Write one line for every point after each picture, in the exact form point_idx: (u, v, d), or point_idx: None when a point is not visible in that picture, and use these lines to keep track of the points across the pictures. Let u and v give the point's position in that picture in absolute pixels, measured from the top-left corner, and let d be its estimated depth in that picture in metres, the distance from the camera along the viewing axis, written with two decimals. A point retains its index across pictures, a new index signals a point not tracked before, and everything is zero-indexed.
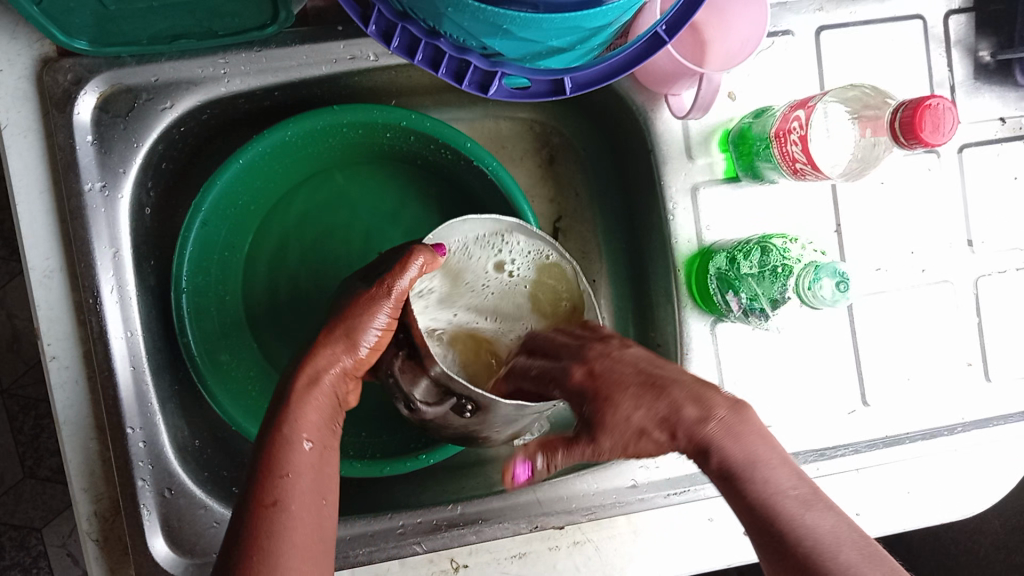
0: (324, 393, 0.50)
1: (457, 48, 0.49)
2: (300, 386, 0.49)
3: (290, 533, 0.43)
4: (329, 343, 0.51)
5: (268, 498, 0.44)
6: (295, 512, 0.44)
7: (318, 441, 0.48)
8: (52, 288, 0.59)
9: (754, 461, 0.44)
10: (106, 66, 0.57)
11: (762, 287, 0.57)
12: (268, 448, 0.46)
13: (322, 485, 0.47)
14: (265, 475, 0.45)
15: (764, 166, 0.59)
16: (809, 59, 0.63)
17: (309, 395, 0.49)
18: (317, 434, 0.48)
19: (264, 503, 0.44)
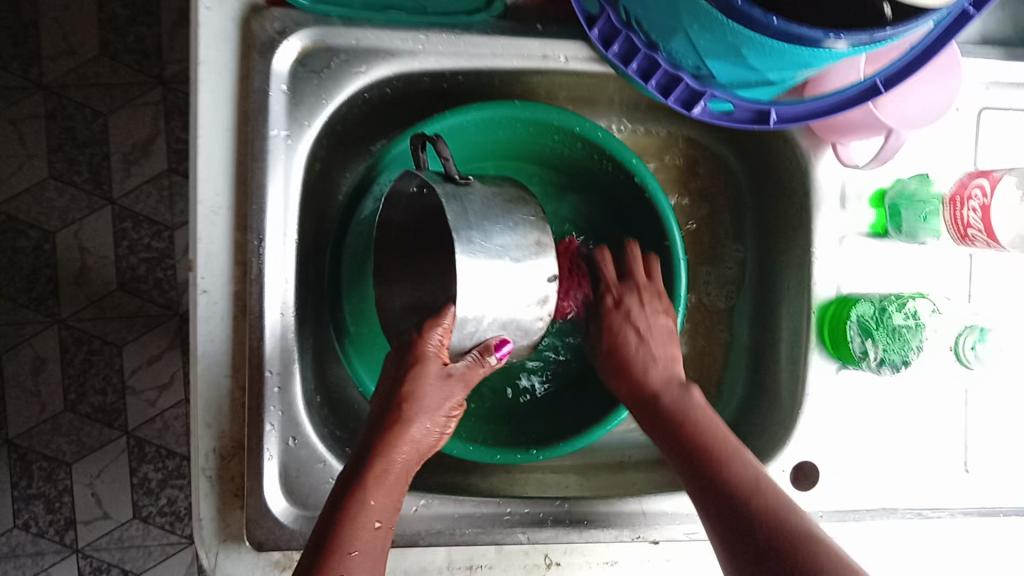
0: (399, 477, 0.52)
1: (673, 65, 0.52)
2: (371, 470, 0.51)
3: (360, 543, 0.48)
4: (406, 421, 0.53)
5: (352, 527, 0.48)
6: (369, 548, 0.49)
7: (385, 518, 0.50)
8: (217, 224, 0.60)
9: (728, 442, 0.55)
10: (313, 23, 0.59)
11: (914, 339, 0.62)
12: (339, 517, 0.49)
13: (380, 560, 0.50)
14: (333, 549, 0.47)
15: (922, 227, 0.63)
16: (967, 134, 0.65)
17: (383, 480, 0.51)
18: (387, 511, 0.51)
19: (351, 513, 0.49)
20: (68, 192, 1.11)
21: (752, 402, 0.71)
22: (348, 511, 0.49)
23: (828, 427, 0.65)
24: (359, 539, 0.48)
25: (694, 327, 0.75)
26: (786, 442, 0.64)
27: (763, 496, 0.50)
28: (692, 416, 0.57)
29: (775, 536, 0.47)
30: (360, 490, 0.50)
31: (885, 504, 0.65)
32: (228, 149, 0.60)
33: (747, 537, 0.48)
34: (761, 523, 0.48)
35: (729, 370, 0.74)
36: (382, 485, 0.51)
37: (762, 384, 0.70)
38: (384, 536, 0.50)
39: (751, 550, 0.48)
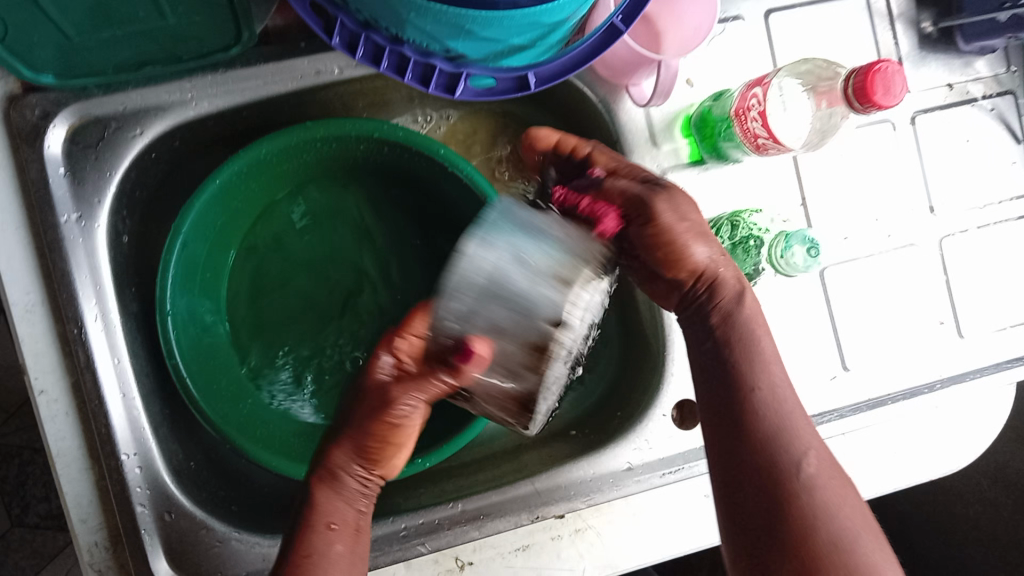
0: (353, 479, 0.54)
1: (421, 54, 0.50)
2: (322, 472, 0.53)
3: (337, 536, 0.51)
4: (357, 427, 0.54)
5: (313, 530, 0.50)
6: (336, 553, 0.50)
7: (344, 523, 0.51)
8: (35, 323, 0.58)
9: (776, 395, 0.51)
10: (73, 99, 0.58)
11: (736, 262, 0.64)
12: (295, 533, 0.50)
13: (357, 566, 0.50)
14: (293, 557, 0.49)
15: (727, 145, 0.62)
16: (761, 43, 0.64)
17: (331, 484, 0.53)
18: (345, 516, 0.52)
19: (306, 519, 0.51)
20: None
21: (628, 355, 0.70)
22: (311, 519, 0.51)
23: None
24: (317, 542, 0.50)
25: None
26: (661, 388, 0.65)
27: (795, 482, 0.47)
28: (744, 385, 0.51)
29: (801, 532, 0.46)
30: (321, 496, 0.52)
31: None
32: (25, 244, 0.58)
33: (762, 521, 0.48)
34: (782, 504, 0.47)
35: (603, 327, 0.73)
36: (349, 498, 0.53)
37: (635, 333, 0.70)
38: (342, 539, 0.51)
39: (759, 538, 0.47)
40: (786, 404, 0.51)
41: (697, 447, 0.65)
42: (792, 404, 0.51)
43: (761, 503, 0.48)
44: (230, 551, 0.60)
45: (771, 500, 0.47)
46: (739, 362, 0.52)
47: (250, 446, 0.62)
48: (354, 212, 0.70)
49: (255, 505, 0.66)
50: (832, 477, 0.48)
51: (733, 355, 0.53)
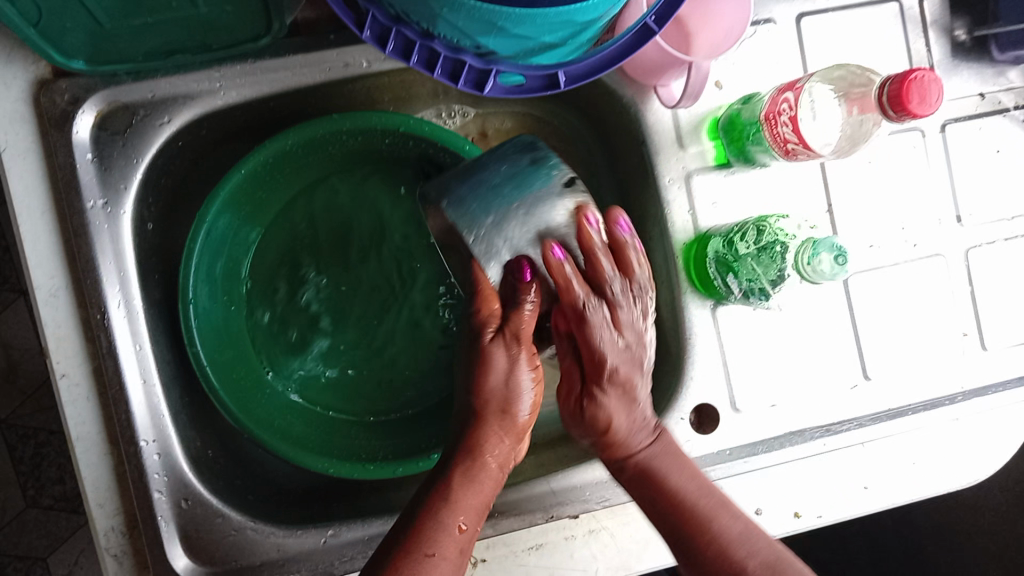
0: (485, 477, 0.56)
1: (452, 49, 0.50)
2: (460, 468, 0.56)
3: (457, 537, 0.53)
4: (483, 428, 0.57)
5: (438, 526, 0.52)
6: (449, 551, 0.52)
7: (469, 523, 0.54)
8: (59, 307, 0.59)
9: (684, 483, 0.57)
10: (102, 85, 0.58)
11: (760, 268, 0.59)
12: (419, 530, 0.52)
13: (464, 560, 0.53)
14: (413, 554, 0.50)
15: (755, 150, 0.61)
16: (792, 46, 0.64)
17: (465, 481, 0.55)
18: (470, 518, 0.54)
19: (427, 524, 0.52)
20: None
21: None
22: (438, 513, 0.53)
23: (719, 368, 0.64)
24: (442, 543, 0.52)
25: None
26: (681, 391, 0.63)
27: (717, 541, 0.54)
28: (665, 481, 0.57)
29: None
30: (456, 488, 0.54)
31: (791, 429, 0.65)
32: (51, 229, 0.58)
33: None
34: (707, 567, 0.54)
35: None
36: (475, 481, 0.55)
37: None
38: (462, 530, 0.53)
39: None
40: (698, 479, 0.57)
41: (716, 452, 0.64)
42: (684, 487, 0.56)
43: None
44: (245, 540, 0.61)
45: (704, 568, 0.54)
46: (654, 473, 0.57)
47: (267, 436, 0.62)
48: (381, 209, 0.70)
49: (270, 495, 0.66)
50: (753, 536, 0.54)
51: (648, 467, 0.57)
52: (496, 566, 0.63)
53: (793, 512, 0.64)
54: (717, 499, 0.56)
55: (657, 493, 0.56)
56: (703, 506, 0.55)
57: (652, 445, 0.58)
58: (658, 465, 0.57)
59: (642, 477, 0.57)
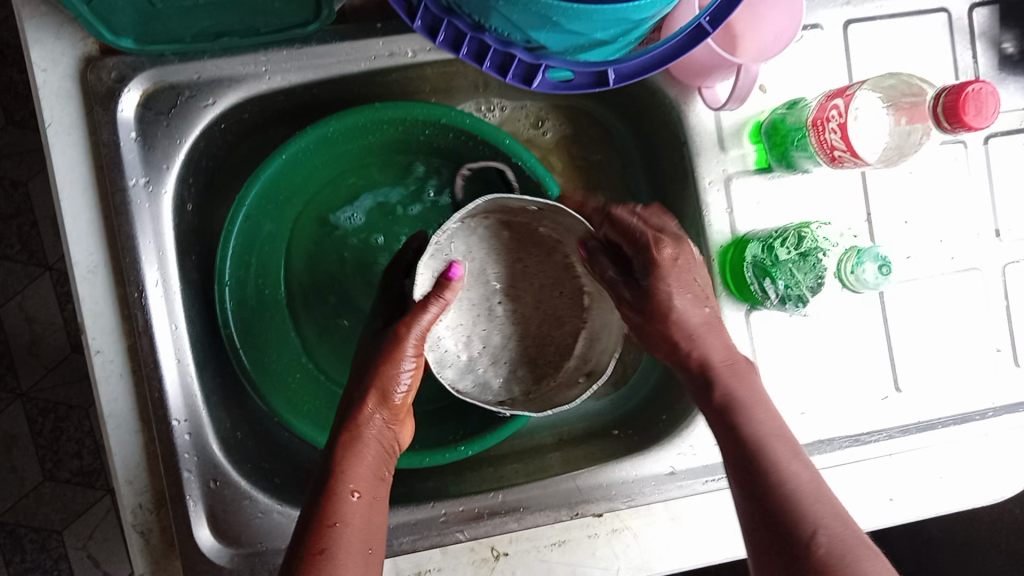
0: (371, 444, 0.55)
1: (503, 43, 0.50)
2: (343, 437, 0.54)
3: (344, 518, 0.50)
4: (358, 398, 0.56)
5: (336, 503, 0.50)
6: (352, 520, 0.50)
7: (365, 494, 0.52)
8: (96, 284, 0.59)
9: (788, 462, 0.49)
10: (149, 64, 0.58)
11: (799, 273, 0.59)
12: (315, 511, 0.50)
13: (370, 533, 0.50)
14: (316, 527, 0.49)
15: (799, 155, 0.60)
16: (838, 53, 0.63)
17: (355, 447, 0.54)
18: (367, 487, 0.52)
19: (328, 517, 0.49)
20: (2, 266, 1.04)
21: None
22: (330, 489, 0.51)
23: None
24: (343, 513, 0.50)
25: None
26: None
27: (800, 492, 0.47)
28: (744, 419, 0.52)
29: (791, 527, 0.46)
30: (344, 462, 0.53)
31: (819, 437, 0.65)
32: (92, 206, 0.59)
33: (774, 525, 0.47)
34: (780, 513, 0.47)
35: None
36: (371, 459, 0.54)
37: None
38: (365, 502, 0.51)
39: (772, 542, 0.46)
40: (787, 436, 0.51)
41: None
42: (781, 460, 0.49)
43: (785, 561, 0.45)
44: (271, 522, 0.61)
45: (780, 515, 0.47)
46: (739, 416, 0.52)
47: (295, 419, 0.63)
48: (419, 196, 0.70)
49: (296, 479, 0.66)
50: (823, 488, 0.48)
51: (733, 398, 0.53)
52: (518, 560, 0.64)
53: None
54: (816, 473, 0.49)
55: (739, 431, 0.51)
56: (795, 475, 0.48)
57: (734, 386, 0.54)
58: (750, 444, 0.50)
59: (742, 463, 0.50)
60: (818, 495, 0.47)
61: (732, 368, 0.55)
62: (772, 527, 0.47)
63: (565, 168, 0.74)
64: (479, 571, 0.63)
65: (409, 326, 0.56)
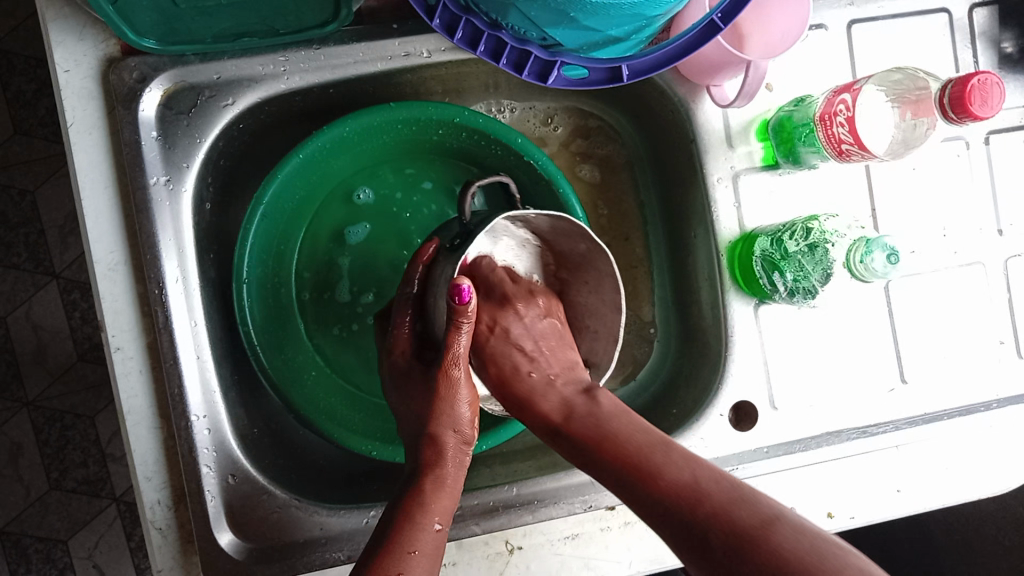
0: (451, 481, 0.54)
1: (518, 40, 0.52)
2: (427, 478, 0.53)
3: (420, 543, 0.50)
4: (433, 436, 0.54)
5: (414, 530, 0.50)
6: (427, 548, 0.50)
7: (445, 523, 0.52)
8: (117, 281, 0.60)
9: (621, 428, 0.52)
10: (170, 65, 0.59)
11: (809, 265, 0.60)
12: (395, 527, 0.50)
13: (438, 560, 0.51)
14: (393, 550, 0.49)
15: (806, 151, 0.62)
16: (842, 53, 0.65)
17: (441, 484, 0.53)
18: (446, 516, 0.53)
19: (410, 519, 0.51)
20: (9, 274, 1.04)
21: (684, 352, 0.71)
22: (411, 516, 0.51)
23: (759, 365, 0.65)
24: (421, 540, 0.50)
25: (618, 269, 0.76)
26: (722, 385, 0.65)
27: (710, 498, 0.44)
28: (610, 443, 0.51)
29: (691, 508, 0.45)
30: (427, 494, 0.52)
31: (827, 428, 0.66)
32: (113, 204, 0.60)
33: (705, 543, 0.43)
34: (702, 516, 0.44)
35: (663, 331, 0.75)
36: (450, 491, 0.54)
37: (690, 330, 0.71)
38: (439, 518, 0.52)
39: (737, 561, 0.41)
40: (680, 458, 0.48)
41: (753, 449, 0.65)
42: (615, 432, 0.52)
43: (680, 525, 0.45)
44: (289, 517, 0.62)
45: (739, 543, 0.42)
46: (631, 455, 0.49)
47: (313, 414, 0.65)
48: (433, 197, 0.72)
49: (312, 475, 0.67)
50: (694, 462, 0.48)
51: (603, 433, 0.52)
52: (532, 554, 0.64)
53: (826, 512, 0.65)
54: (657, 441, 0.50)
55: (631, 463, 0.49)
56: (641, 453, 0.49)
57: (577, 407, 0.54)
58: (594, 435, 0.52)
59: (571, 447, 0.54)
60: (691, 478, 0.46)
61: (591, 414, 0.54)
62: (705, 541, 0.43)
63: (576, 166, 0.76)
64: (493, 565, 0.64)
65: (457, 363, 0.54)
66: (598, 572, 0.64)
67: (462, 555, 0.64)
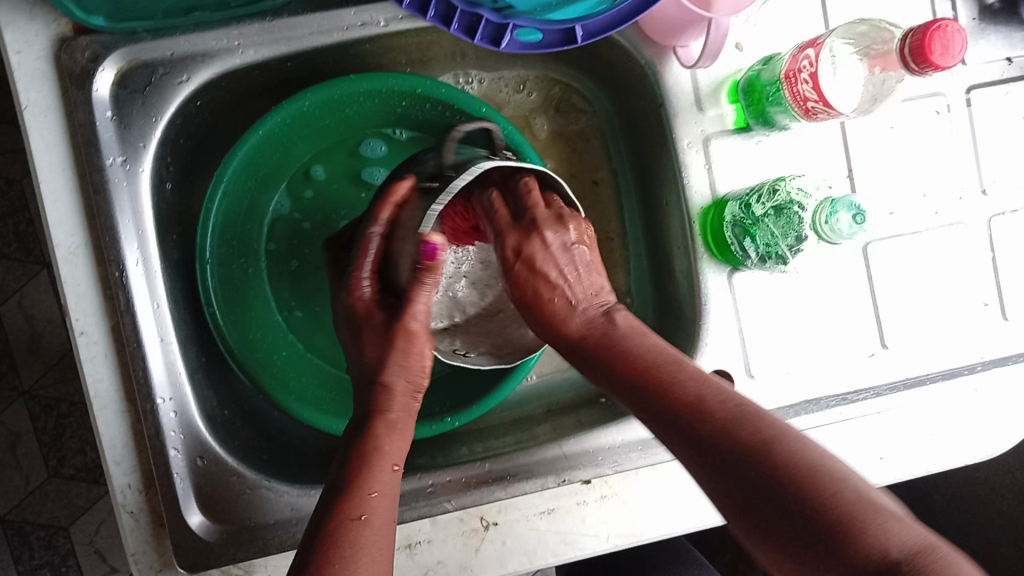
0: (404, 428, 0.53)
1: (468, 3, 0.50)
2: (375, 430, 0.52)
3: (379, 484, 0.50)
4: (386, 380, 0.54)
5: (354, 496, 0.49)
6: (378, 521, 0.48)
7: (388, 489, 0.50)
8: (78, 265, 0.59)
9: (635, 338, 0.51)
10: (121, 42, 0.58)
11: (778, 229, 0.59)
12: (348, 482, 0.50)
13: (387, 533, 0.49)
14: (337, 522, 0.47)
15: (775, 111, 0.60)
16: (814, 9, 0.63)
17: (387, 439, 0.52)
18: (388, 481, 0.51)
19: (359, 479, 0.50)
20: None
21: (662, 321, 0.70)
22: (354, 483, 0.49)
23: (734, 333, 0.63)
24: (369, 507, 0.48)
25: (595, 238, 0.75)
26: (696, 354, 0.63)
27: (715, 413, 0.44)
28: (635, 350, 0.50)
29: (722, 427, 0.43)
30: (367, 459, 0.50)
31: (807, 396, 0.64)
32: (70, 186, 0.59)
33: (732, 471, 0.42)
34: (705, 431, 0.44)
35: (641, 301, 0.73)
36: (404, 432, 0.53)
37: (666, 299, 0.70)
38: (384, 484, 0.50)
39: (774, 509, 0.40)
40: (695, 373, 0.47)
41: None
42: (658, 347, 0.50)
43: (722, 454, 0.42)
44: (260, 498, 0.62)
45: (744, 457, 0.42)
46: (649, 367, 0.48)
47: (282, 395, 0.65)
48: None
49: (286, 456, 0.66)
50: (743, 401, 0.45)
51: (620, 348, 0.50)
52: (507, 531, 0.63)
53: None
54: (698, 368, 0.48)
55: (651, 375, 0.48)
56: (676, 365, 0.48)
57: (626, 321, 0.53)
58: (634, 345, 0.50)
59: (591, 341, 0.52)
60: (744, 410, 0.44)
61: (606, 336, 0.52)
62: (701, 440, 0.44)
63: (546, 136, 0.75)
64: (468, 542, 0.63)
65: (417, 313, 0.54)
66: (577, 546, 0.63)
67: (437, 533, 0.63)
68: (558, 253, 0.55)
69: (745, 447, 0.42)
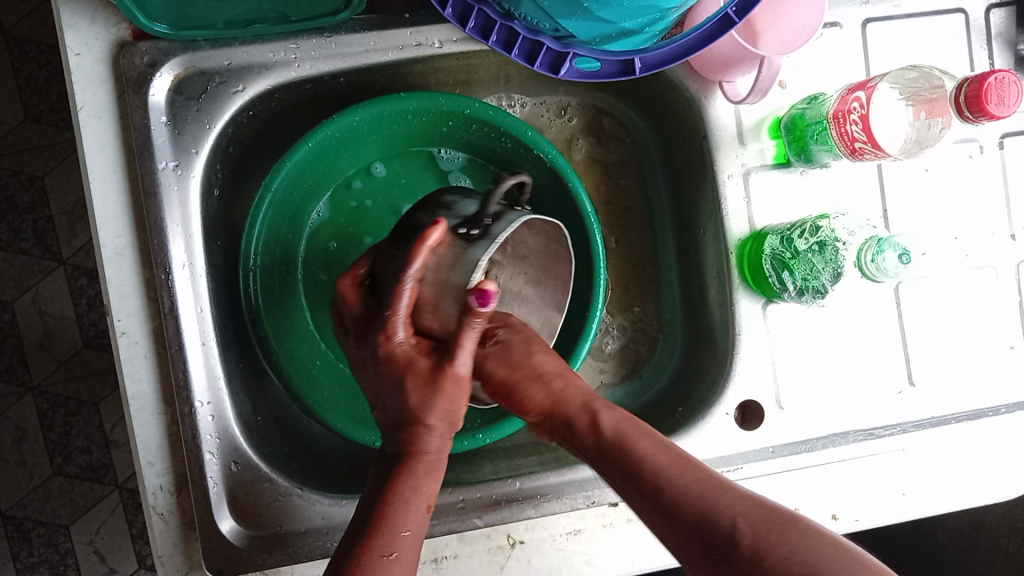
0: (434, 473, 0.51)
1: (531, 30, 0.51)
2: (409, 468, 0.50)
3: (411, 523, 0.49)
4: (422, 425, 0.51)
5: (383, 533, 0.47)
6: (405, 555, 0.48)
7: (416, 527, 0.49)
8: (124, 265, 0.60)
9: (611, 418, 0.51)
10: (181, 50, 0.59)
11: (818, 264, 0.60)
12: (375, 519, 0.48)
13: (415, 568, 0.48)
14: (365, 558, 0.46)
15: (818, 149, 0.61)
16: (857, 51, 0.64)
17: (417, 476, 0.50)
18: (417, 520, 0.49)
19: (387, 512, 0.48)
20: (17, 260, 1.04)
21: (691, 349, 0.71)
22: (385, 517, 0.48)
23: (767, 364, 0.64)
24: (399, 543, 0.47)
25: (628, 264, 0.76)
26: (727, 383, 0.64)
27: (668, 483, 0.45)
28: (605, 433, 0.50)
29: (681, 509, 0.43)
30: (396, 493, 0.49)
31: (834, 430, 0.65)
32: (121, 188, 0.59)
33: (671, 522, 0.44)
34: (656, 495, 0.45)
35: (671, 327, 0.74)
36: (438, 475, 0.51)
37: (697, 326, 0.71)
38: (411, 523, 0.49)
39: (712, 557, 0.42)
40: (655, 442, 0.48)
41: (757, 448, 0.64)
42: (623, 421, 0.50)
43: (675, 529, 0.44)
44: (291, 506, 0.62)
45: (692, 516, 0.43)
46: (610, 442, 0.49)
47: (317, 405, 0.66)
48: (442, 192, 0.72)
49: (316, 465, 0.67)
50: (716, 483, 0.44)
51: (586, 428, 0.51)
52: (533, 549, 0.64)
53: (831, 514, 0.64)
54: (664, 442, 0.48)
55: (613, 451, 0.49)
56: (642, 444, 0.48)
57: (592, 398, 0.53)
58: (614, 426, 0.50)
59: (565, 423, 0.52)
60: (705, 488, 0.44)
61: (563, 411, 0.53)
62: (659, 517, 0.45)
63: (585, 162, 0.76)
64: (495, 559, 0.64)
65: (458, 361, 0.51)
66: (600, 568, 0.64)
67: (464, 549, 0.64)
68: (517, 352, 0.55)
69: (682, 508, 0.43)
